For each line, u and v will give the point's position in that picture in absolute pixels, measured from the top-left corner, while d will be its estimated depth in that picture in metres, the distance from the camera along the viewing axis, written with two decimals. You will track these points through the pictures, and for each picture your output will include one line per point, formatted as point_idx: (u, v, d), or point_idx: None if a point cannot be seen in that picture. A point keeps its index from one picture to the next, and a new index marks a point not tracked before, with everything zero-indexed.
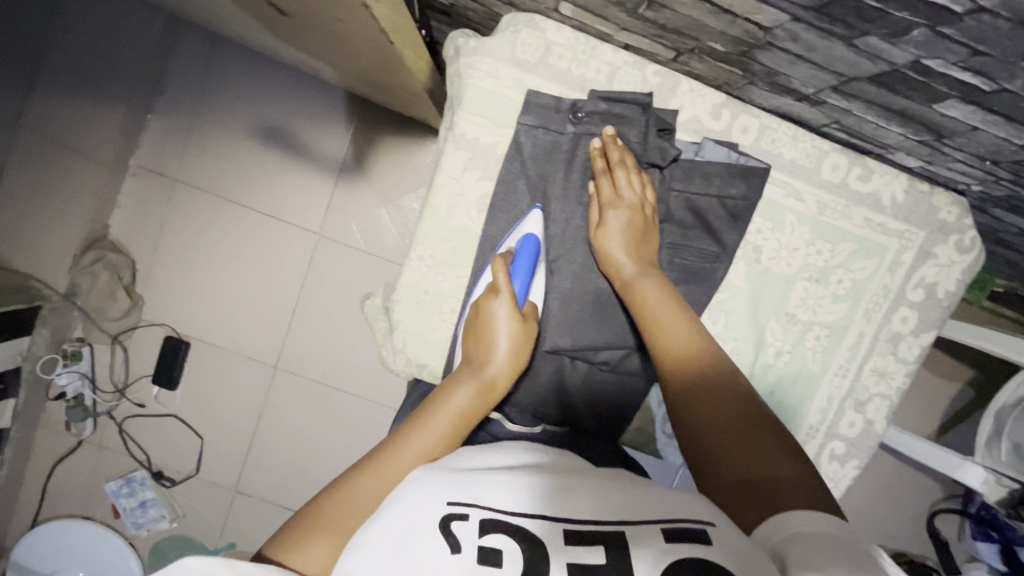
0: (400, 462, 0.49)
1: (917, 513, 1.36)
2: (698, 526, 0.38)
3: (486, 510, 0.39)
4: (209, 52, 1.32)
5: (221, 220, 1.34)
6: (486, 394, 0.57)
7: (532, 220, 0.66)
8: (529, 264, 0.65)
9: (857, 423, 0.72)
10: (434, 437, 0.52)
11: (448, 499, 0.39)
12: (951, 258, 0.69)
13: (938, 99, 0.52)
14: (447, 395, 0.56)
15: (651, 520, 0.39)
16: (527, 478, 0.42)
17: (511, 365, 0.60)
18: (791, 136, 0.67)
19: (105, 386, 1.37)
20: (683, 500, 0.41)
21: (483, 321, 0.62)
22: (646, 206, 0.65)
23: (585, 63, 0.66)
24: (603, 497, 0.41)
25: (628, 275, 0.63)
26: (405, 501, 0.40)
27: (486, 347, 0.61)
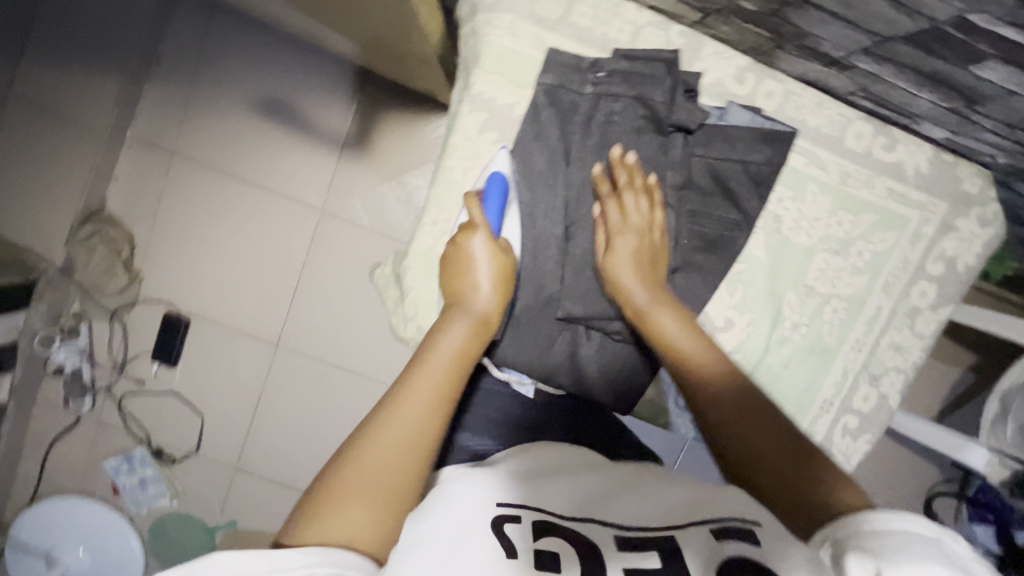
0: (402, 409, 0.47)
1: (916, 497, 1.38)
2: (743, 525, 0.40)
3: (536, 517, 0.43)
4: (209, 18, 1.28)
5: (223, 194, 1.31)
6: (477, 333, 0.56)
7: (498, 159, 0.64)
8: (501, 199, 0.63)
9: (871, 397, 0.72)
10: (431, 377, 0.50)
11: (498, 505, 0.43)
12: (971, 231, 0.68)
13: (974, 59, 0.50)
14: (437, 334, 0.54)
15: (697, 522, 0.41)
16: (560, 490, 0.46)
17: (497, 296, 0.59)
18: (814, 104, 0.66)
19: (104, 361, 1.34)
20: (721, 499, 0.44)
21: (462, 261, 0.60)
22: (655, 229, 0.63)
23: (608, 21, 0.64)
24: (641, 506, 0.45)
25: (633, 300, 0.61)
26: (457, 502, 0.43)
27: (471, 285, 0.59)
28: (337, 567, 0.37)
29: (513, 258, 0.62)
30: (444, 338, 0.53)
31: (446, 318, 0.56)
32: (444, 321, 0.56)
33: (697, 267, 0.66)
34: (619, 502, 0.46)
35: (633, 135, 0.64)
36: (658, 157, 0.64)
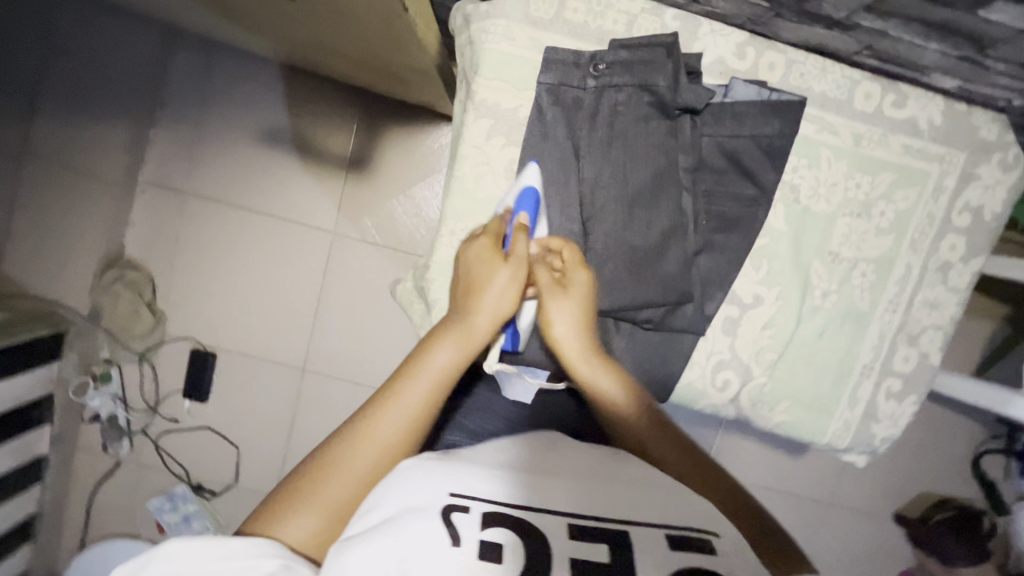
0: (374, 428, 0.49)
1: (961, 457, 1.35)
2: (705, 537, 0.43)
3: (487, 504, 0.44)
4: (204, 58, 1.30)
5: (235, 228, 1.33)
6: (464, 355, 0.55)
7: (530, 172, 0.63)
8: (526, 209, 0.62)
9: (911, 357, 0.71)
10: (408, 400, 0.51)
11: (451, 491, 0.44)
12: (995, 178, 0.67)
13: (982, 4, 0.50)
14: (426, 352, 0.54)
15: (656, 527, 0.44)
16: (517, 482, 0.47)
17: (499, 314, 0.57)
18: (819, 69, 0.65)
19: (137, 404, 1.37)
20: (688, 513, 0.47)
21: (470, 276, 0.58)
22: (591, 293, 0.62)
23: (601, 14, 0.64)
24: (597, 502, 0.46)
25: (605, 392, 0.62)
26: (407, 487, 0.44)
27: (471, 302, 0.57)
28: (281, 560, 0.41)
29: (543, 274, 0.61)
30: (432, 358, 0.54)
31: (439, 335, 0.55)
32: (435, 337, 0.56)
33: (718, 247, 0.66)
34: (574, 494, 0.47)
35: (640, 122, 0.63)
36: (670, 141, 0.63)
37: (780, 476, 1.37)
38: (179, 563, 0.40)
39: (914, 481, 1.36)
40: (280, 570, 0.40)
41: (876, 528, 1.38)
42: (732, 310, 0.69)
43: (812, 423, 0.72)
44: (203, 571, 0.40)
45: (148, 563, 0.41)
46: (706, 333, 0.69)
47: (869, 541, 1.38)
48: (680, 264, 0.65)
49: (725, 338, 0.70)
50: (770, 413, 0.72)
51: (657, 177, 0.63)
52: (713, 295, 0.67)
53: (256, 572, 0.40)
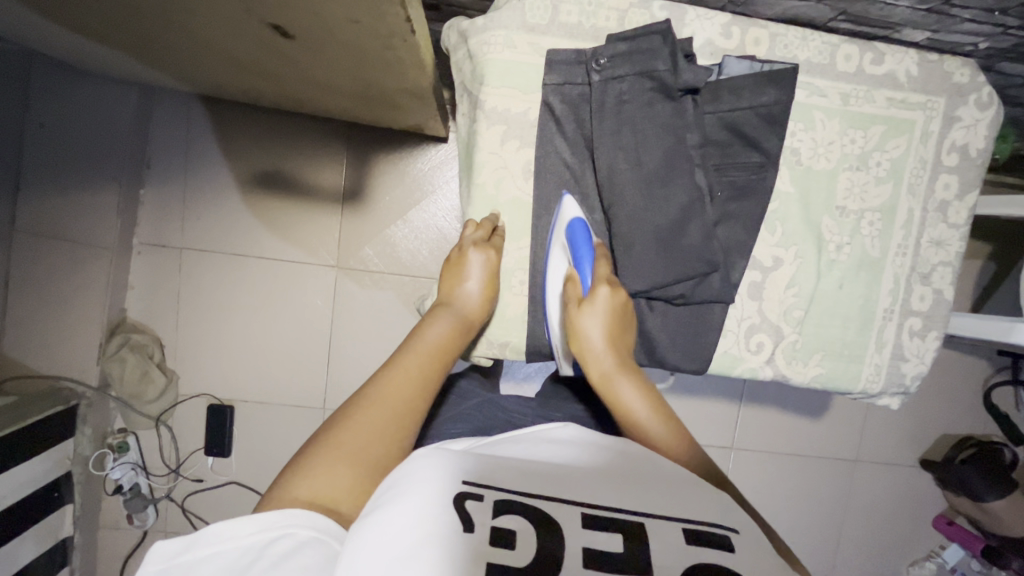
0: (385, 392, 0.52)
1: (972, 394, 1.40)
2: (721, 534, 0.41)
3: (501, 492, 0.42)
4: (187, 113, 1.30)
5: (236, 277, 1.33)
6: (458, 330, 0.63)
7: (569, 206, 0.69)
8: (590, 244, 0.68)
9: (927, 296, 0.75)
10: (416, 367, 0.56)
11: (466, 480, 0.42)
12: (974, 117, 0.72)
13: None
14: (422, 331, 0.61)
15: (669, 516, 0.42)
16: (528, 469, 0.45)
17: (480, 293, 0.67)
18: (801, 39, 0.69)
19: (159, 469, 1.35)
20: (703, 500, 0.45)
21: (455, 267, 0.67)
22: (617, 307, 0.66)
23: (594, 13, 0.68)
24: (631, 487, 0.45)
25: (626, 404, 0.60)
26: (420, 472, 0.42)
27: (457, 289, 0.67)
28: (315, 532, 0.40)
29: (612, 299, 0.65)
30: (429, 333, 0.60)
31: (432, 318, 0.63)
32: (429, 319, 0.63)
33: (735, 215, 0.70)
34: (585, 477, 0.46)
35: (648, 106, 0.66)
36: (677, 121, 0.66)
37: (806, 440, 1.39)
38: (221, 542, 0.39)
39: (930, 423, 1.41)
40: (314, 541, 0.40)
41: (904, 475, 1.42)
42: (755, 275, 0.72)
43: (846, 372, 0.74)
44: (243, 547, 0.39)
45: (193, 545, 0.40)
46: (735, 300, 0.72)
47: (899, 489, 1.42)
48: (703, 236, 0.68)
49: (753, 303, 0.72)
50: (806, 368, 0.74)
51: (669, 155, 0.66)
52: (735, 263, 0.70)
53: (290, 541, 0.39)
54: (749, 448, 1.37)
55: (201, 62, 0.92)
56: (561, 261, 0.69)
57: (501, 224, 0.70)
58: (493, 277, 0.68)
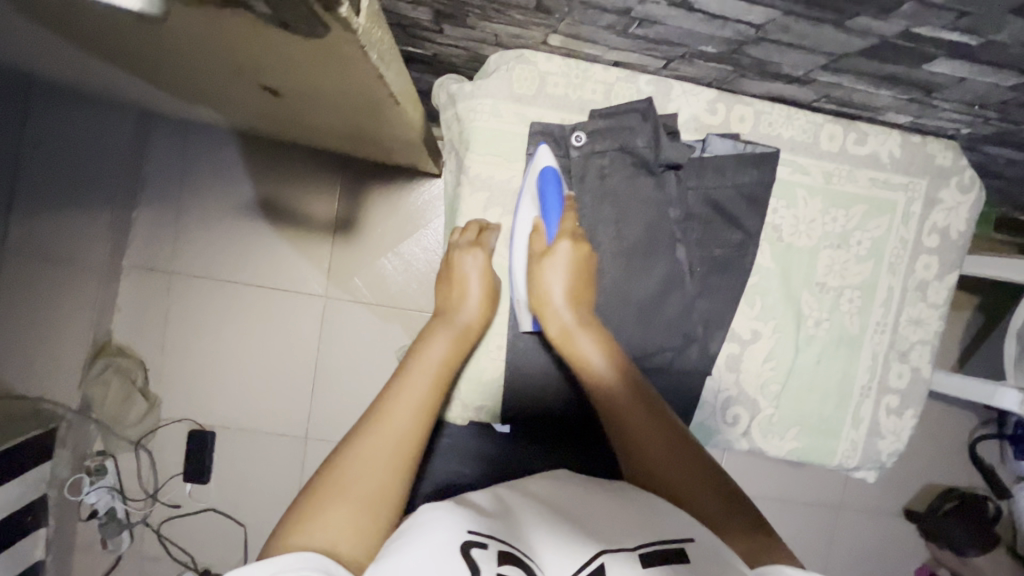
0: (388, 419, 0.52)
1: (957, 448, 1.40)
2: (677, 548, 0.45)
3: (502, 543, 0.43)
4: (184, 137, 1.31)
5: (223, 302, 1.33)
6: (458, 344, 0.62)
7: (543, 155, 0.67)
8: (559, 198, 0.66)
9: (905, 373, 0.75)
10: (419, 388, 0.56)
11: (468, 529, 0.44)
12: (955, 200, 0.72)
13: (926, 60, 0.53)
14: (423, 349, 0.60)
15: (635, 544, 0.46)
16: (517, 526, 0.47)
17: (478, 307, 0.66)
18: (785, 117, 0.70)
19: (136, 494, 1.33)
20: (663, 522, 0.49)
21: (451, 277, 0.68)
22: (581, 261, 0.65)
23: (580, 86, 0.69)
24: (620, 534, 0.47)
25: (586, 357, 0.61)
26: (428, 525, 0.44)
27: (455, 300, 0.67)
28: None
29: (574, 252, 0.64)
30: (431, 352, 0.60)
31: (432, 334, 0.62)
32: (429, 334, 0.63)
33: (715, 288, 0.70)
34: (581, 533, 0.47)
35: (628, 180, 0.67)
36: (657, 196, 0.67)
37: (791, 487, 1.38)
38: None
39: (915, 475, 1.40)
40: None
41: (887, 526, 1.41)
42: (733, 348, 0.72)
43: (822, 447, 0.74)
44: None
45: None
46: (712, 372, 0.72)
47: (882, 541, 1.41)
48: (681, 309, 0.68)
49: (730, 375, 0.72)
50: (782, 441, 0.74)
51: (649, 230, 0.67)
52: (714, 336, 0.70)
53: None
54: None
55: (191, 98, 0.92)
56: (529, 210, 0.68)
57: (491, 223, 0.69)
58: (494, 288, 0.68)
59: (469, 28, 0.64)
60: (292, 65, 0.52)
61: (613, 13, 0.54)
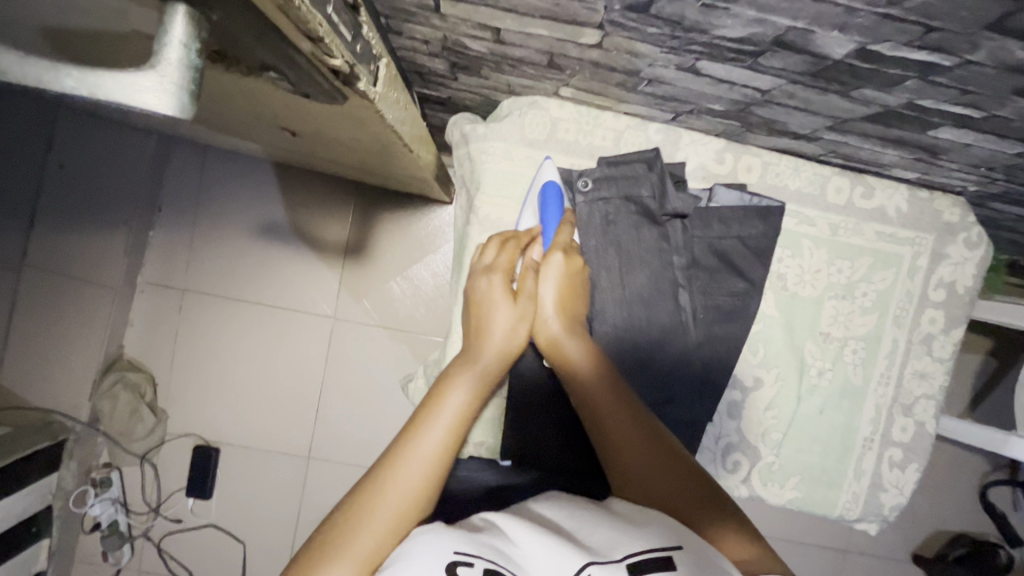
0: (397, 478, 0.52)
1: (967, 492, 1.37)
2: (665, 555, 0.47)
3: (490, 560, 0.45)
4: (205, 158, 1.34)
5: (234, 320, 1.35)
6: (477, 392, 0.59)
7: (546, 169, 0.68)
8: (559, 208, 0.68)
9: (909, 427, 0.74)
10: (432, 442, 0.55)
11: (456, 549, 0.45)
12: (962, 255, 0.72)
13: (931, 127, 0.53)
14: (440, 397, 0.58)
15: (620, 555, 0.47)
16: (501, 539, 0.49)
17: (507, 346, 0.61)
18: (792, 169, 0.71)
19: (140, 506, 1.35)
20: (644, 531, 0.51)
21: (478, 305, 0.63)
22: (574, 270, 0.65)
23: (590, 133, 0.71)
24: (605, 545, 0.49)
25: (575, 371, 0.62)
26: (418, 550, 0.46)
27: (479, 332, 0.62)
28: None
29: (568, 262, 0.64)
30: (448, 402, 0.57)
31: (451, 379, 0.59)
32: (449, 376, 0.59)
33: (718, 337, 0.70)
34: (567, 543, 0.49)
35: (633, 229, 0.68)
36: (661, 245, 0.68)
37: (794, 526, 1.36)
38: None
39: (924, 519, 1.37)
40: None
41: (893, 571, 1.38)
42: (735, 395, 0.72)
43: (823, 498, 0.74)
44: None
45: None
46: (713, 419, 0.72)
47: None
48: (683, 357, 0.68)
49: (732, 422, 0.73)
50: (782, 490, 0.73)
51: (653, 278, 0.68)
52: (717, 383, 0.70)
53: None
54: None
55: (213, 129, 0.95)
56: (529, 221, 0.69)
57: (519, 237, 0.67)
58: (524, 322, 0.63)
59: (484, 78, 0.66)
60: (309, 117, 0.54)
61: (622, 73, 0.55)
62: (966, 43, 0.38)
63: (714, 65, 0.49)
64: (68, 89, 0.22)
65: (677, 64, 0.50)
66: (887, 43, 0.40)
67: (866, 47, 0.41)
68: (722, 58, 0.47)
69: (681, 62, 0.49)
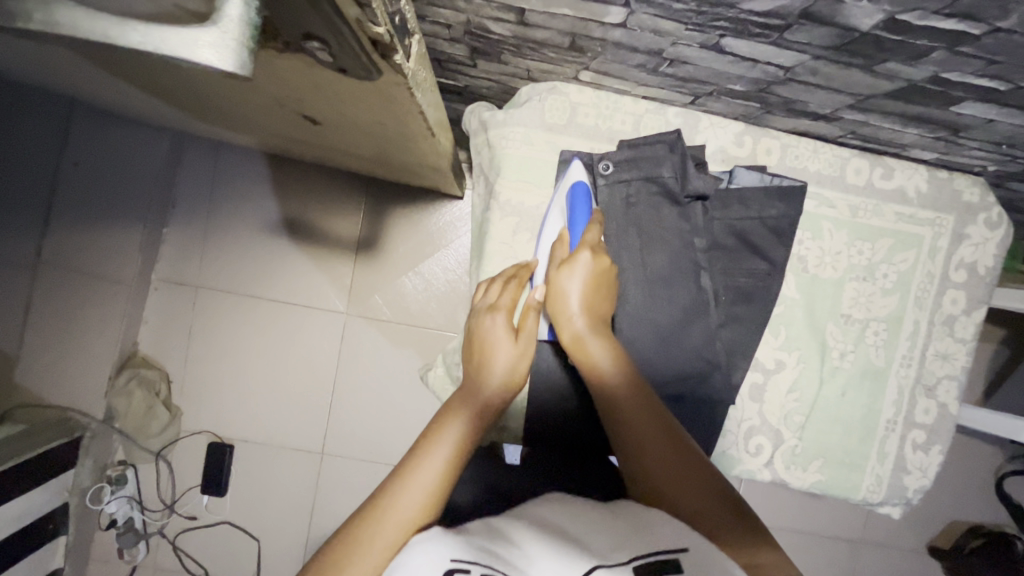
0: (394, 509, 0.50)
1: (983, 484, 1.37)
2: (671, 557, 0.46)
3: (486, 566, 0.43)
4: (219, 157, 1.35)
5: (248, 317, 1.36)
6: (477, 424, 0.58)
7: (575, 170, 0.69)
8: (588, 209, 0.67)
9: (932, 409, 0.74)
10: (430, 473, 0.53)
11: (451, 558, 0.44)
12: (983, 236, 0.72)
13: (955, 102, 0.53)
14: (438, 429, 0.56)
15: (628, 561, 0.46)
16: (501, 544, 0.48)
17: (506, 383, 0.60)
18: (811, 150, 0.71)
19: (154, 504, 1.35)
20: (657, 536, 0.49)
21: (481, 339, 0.62)
22: (604, 269, 0.63)
23: (609, 118, 0.71)
24: (606, 552, 0.47)
25: (597, 366, 0.60)
26: (412, 559, 0.45)
27: (484, 364, 0.61)
28: None
29: (599, 260, 0.63)
30: (446, 433, 0.56)
31: (450, 412, 0.58)
32: (451, 407, 0.59)
33: (739, 319, 0.70)
34: (563, 548, 0.47)
35: (654, 210, 0.68)
36: (683, 227, 0.68)
37: (808, 520, 1.36)
38: None
39: (942, 512, 1.36)
40: None
41: (911, 564, 1.37)
42: (757, 377, 0.72)
43: (846, 481, 0.73)
44: None
45: None
46: (735, 402, 0.72)
47: None
48: (706, 339, 0.68)
49: (754, 405, 0.72)
50: (805, 474, 0.73)
51: (675, 261, 0.68)
52: (739, 365, 0.71)
53: None
54: None
55: (233, 126, 0.96)
56: (557, 223, 0.68)
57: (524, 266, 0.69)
58: (524, 360, 0.62)
59: (503, 64, 0.66)
60: (334, 97, 0.53)
61: (644, 53, 0.56)
62: (996, 9, 0.39)
63: (738, 41, 0.49)
64: (135, 42, 0.23)
65: (701, 42, 0.50)
66: (917, 12, 0.40)
67: (894, 16, 0.41)
68: (748, 33, 0.47)
69: (704, 39, 0.50)
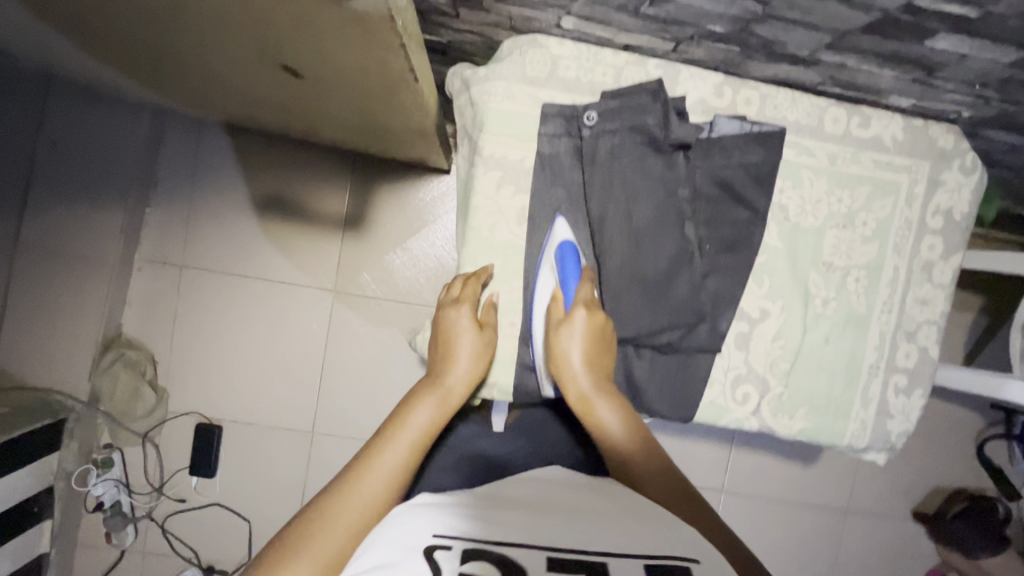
0: (363, 484, 0.51)
1: (964, 447, 1.39)
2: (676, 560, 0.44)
3: (469, 541, 0.43)
4: (198, 136, 1.33)
5: (233, 296, 1.35)
6: (442, 409, 0.60)
7: (560, 228, 0.71)
8: (577, 265, 0.69)
9: (912, 353, 0.76)
10: (398, 454, 0.54)
11: (435, 532, 0.44)
12: (958, 181, 0.74)
13: (928, 35, 0.54)
14: (406, 414, 0.58)
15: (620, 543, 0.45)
16: (492, 518, 0.47)
17: (468, 374, 0.64)
18: (790, 100, 0.72)
19: (142, 488, 1.33)
20: (653, 528, 0.48)
21: (445, 332, 0.67)
22: (599, 328, 0.66)
23: (591, 70, 0.71)
24: (593, 527, 0.47)
25: (609, 432, 0.63)
26: (393, 527, 0.45)
27: (448, 355, 0.65)
28: None
29: (597, 319, 0.66)
30: (413, 419, 0.58)
31: (415, 401, 0.60)
32: (416, 395, 0.61)
33: (723, 267, 0.71)
34: (550, 521, 0.47)
35: (638, 160, 0.69)
36: (666, 175, 0.69)
37: (797, 487, 1.37)
38: None
39: (925, 476, 1.39)
40: None
41: (897, 527, 1.39)
42: (742, 326, 0.73)
43: (831, 428, 0.75)
44: None
45: None
46: (722, 350, 0.73)
47: (892, 543, 1.39)
48: (690, 286, 0.69)
49: (740, 354, 0.73)
50: (791, 421, 0.74)
51: (659, 210, 0.69)
52: (723, 313, 0.71)
53: None
54: (742, 492, 1.35)
55: (213, 96, 0.95)
56: (548, 281, 0.70)
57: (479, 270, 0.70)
58: (487, 352, 0.67)
59: (486, 11, 0.66)
60: (310, 32, 0.52)
61: None
62: None
63: None
64: None
65: None
66: None
67: None
68: None
69: None
